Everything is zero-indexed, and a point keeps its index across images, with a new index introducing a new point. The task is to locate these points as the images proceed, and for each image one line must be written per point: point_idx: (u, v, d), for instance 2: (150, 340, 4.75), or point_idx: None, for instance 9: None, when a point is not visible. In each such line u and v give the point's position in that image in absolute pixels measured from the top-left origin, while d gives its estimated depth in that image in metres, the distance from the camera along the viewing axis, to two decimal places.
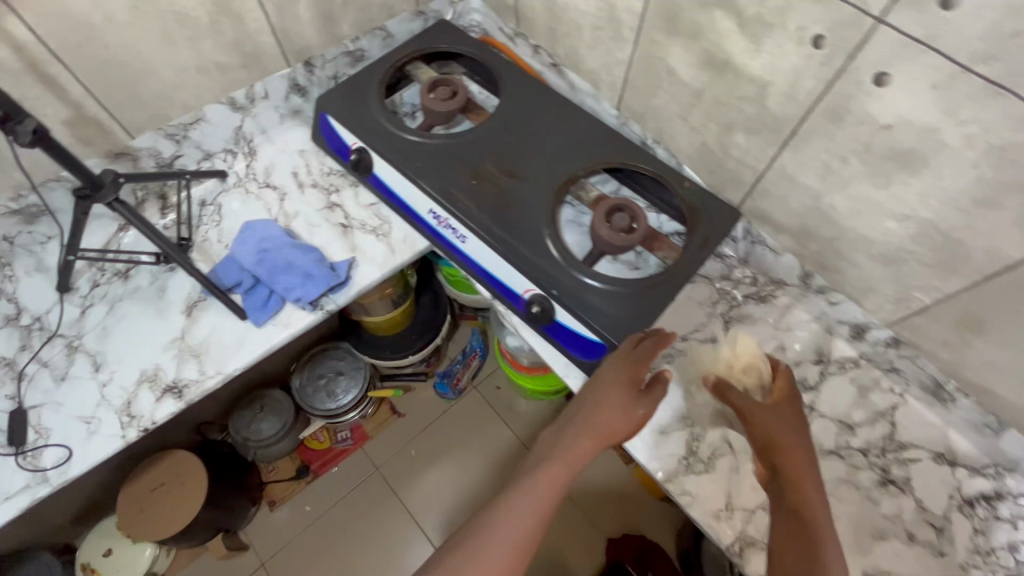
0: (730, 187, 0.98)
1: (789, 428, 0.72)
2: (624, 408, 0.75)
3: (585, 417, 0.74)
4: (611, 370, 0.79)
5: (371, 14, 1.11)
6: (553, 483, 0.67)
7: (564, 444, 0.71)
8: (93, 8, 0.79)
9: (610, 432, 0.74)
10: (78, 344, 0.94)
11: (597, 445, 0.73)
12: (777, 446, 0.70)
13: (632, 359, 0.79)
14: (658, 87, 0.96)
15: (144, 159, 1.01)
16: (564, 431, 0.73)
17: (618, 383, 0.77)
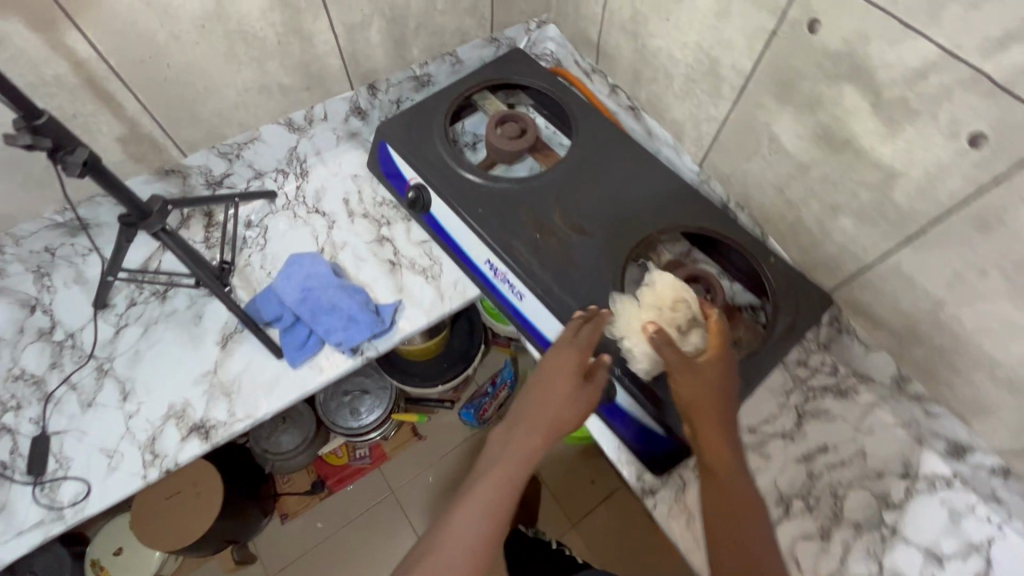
0: (823, 270, 0.87)
1: (722, 391, 0.67)
2: (571, 401, 0.68)
3: (529, 414, 0.67)
4: (556, 361, 0.70)
5: (443, 39, 1.04)
6: (499, 493, 0.62)
7: (509, 447, 0.65)
8: (160, 26, 0.73)
9: (560, 427, 0.67)
10: (108, 368, 0.90)
11: (547, 441, 0.66)
12: (710, 414, 0.65)
13: (573, 344, 0.71)
14: (755, 152, 0.86)
15: (193, 177, 0.96)
16: (509, 432, 0.67)
17: (564, 374, 0.69)
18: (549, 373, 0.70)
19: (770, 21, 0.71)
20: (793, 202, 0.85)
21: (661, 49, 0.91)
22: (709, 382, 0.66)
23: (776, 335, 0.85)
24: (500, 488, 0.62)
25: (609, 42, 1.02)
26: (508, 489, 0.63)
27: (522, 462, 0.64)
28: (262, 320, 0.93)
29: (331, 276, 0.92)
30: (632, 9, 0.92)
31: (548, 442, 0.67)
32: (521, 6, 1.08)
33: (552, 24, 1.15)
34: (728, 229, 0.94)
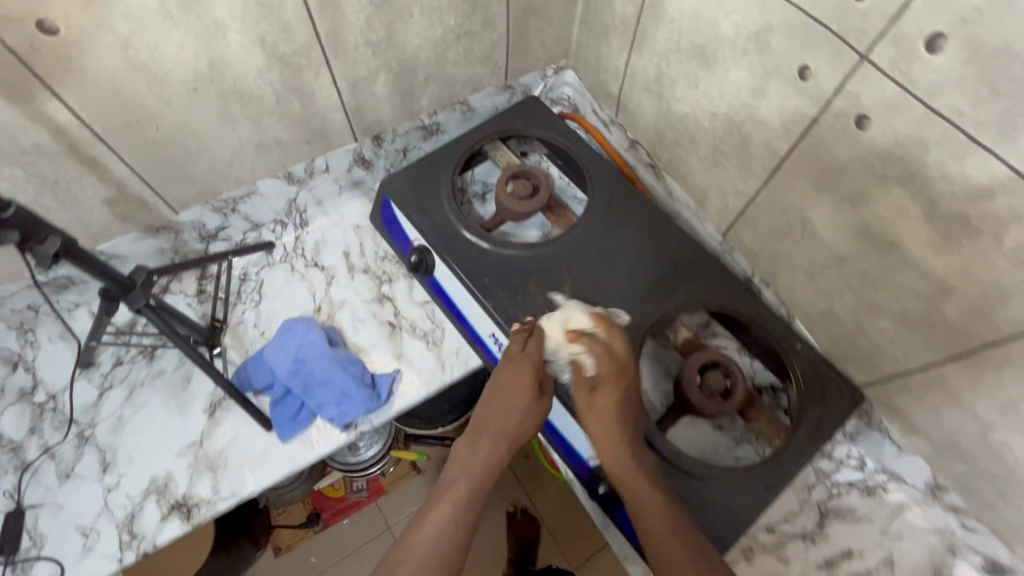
0: (856, 363, 0.80)
1: (629, 405, 0.69)
2: (534, 402, 0.69)
3: (484, 419, 0.69)
4: (513, 370, 0.71)
5: (454, 89, 0.98)
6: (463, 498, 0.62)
7: (471, 453, 0.66)
8: (148, 91, 0.68)
9: (520, 432, 0.69)
10: (89, 435, 0.86)
11: (509, 447, 0.67)
12: (617, 430, 0.68)
13: (525, 350, 0.72)
14: (786, 234, 0.79)
15: (186, 233, 0.91)
16: (469, 440, 0.68)
17: (522, 382, 0.70)
18: (506, 379, 0.70)
19: (813, 109, 0.64)
20: (825, 290, 0.78)
21: (688, 115, 0.84)
22: (607, 404, 0.68)
23: (802, 432, 0.80)
24: (464, 494, 0.63)
25: (631, 98, 0.95)
26: (472, 497, 0.63)
27: (485, 467, 0.65)
28: (253, 388, 0.88)
29: (326, 347, 0.87)
30: (657, 70, 0.85)
31: (512, 447, 0.68)
32: (538, 54, 1.02)
33: (570, 69, 1.09)
34: (751, 309, 0.87)
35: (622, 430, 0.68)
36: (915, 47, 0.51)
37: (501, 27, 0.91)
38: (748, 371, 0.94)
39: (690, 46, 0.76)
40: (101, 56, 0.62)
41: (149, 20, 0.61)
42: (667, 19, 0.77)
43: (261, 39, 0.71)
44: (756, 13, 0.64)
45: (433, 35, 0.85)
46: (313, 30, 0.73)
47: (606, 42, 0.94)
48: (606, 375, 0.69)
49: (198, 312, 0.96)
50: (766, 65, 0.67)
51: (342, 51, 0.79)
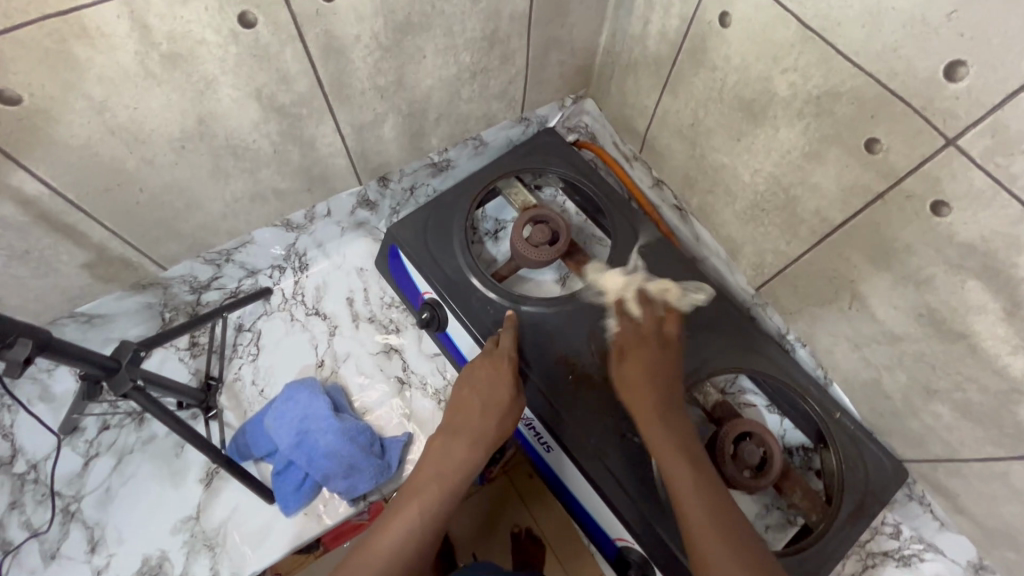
0: (901, 438, 0.75)
1: (659, 364, 0.74)
2: (507, 407, 0.71)
3: (462, 421, 0.70)
4: (485, 372, 0.73)
5: (467, 125, 0.90)
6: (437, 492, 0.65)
7: (443, 451, 0.68)
8: (129, 153, 0.60)
9: (495, 431, 0.70)
10: (75, 509, 0.79)
11: (481, 450, 0.69)
12: (644, 391, 0.70)
13: (496, 352, 0.76)
14: (831, 301, 0.73)
15: (175, 287, 0.84)
16: (446, 436, 0.70)
17: (499, 386, 0.72)
18: (477, 381, 0.73)
19: (877, 184, 0.57)
20: (871, 362, 0.72)
21: (726, 165, 0.77)
22: (631, 363, 0.73)
23: (844, 514, 0.74)
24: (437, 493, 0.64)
25: (659, 139, 0.88)
26: (450, 492, 0.65)
27: (460, 465, 0.67)
28: (253, 456, 0.82)
29: (331, 415, 0.81)
30: (692, 115, 0.78)
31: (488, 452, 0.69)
32: (557, 86, 0.94)
33: (590, 98, 1.00)
34: (788, 374, 0.81)
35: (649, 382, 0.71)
36: (1013, 142, 0.45)
37: (520, 61, 0.83)
38: (776, 430, 0.88)
39: (735, 98, 0.69)
40: (74, 122, 0.54)
41: (127, 82, 0.54)
42: (709, 65, 0.70)
43: (256, 91, 0.63)
44: (819, 77, 0.57)
45: (447, 74, 0.77)
46: (315, 80, 0.66)
47: (634, 78, 0.86)
48: (630, 340, 0.77)
49: (191, 369, 0.89)
50: (825, 131, 0.60)
51: (347, 97, 0.71)
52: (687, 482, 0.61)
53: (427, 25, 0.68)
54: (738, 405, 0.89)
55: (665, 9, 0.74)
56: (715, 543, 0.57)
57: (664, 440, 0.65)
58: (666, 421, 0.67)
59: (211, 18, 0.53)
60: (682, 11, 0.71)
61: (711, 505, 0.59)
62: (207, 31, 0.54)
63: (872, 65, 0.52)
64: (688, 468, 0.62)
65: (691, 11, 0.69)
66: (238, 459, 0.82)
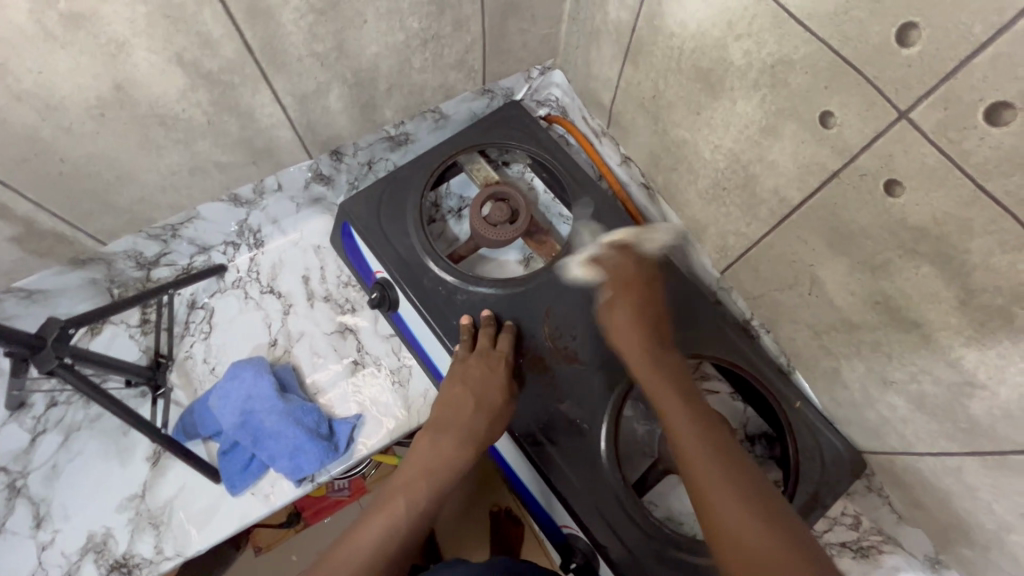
0: (859, 429, 0.72)
1: (642, 316, 0.69)
2: (497, 409, 0.71)
3: (451, 418, 0.69)
4: (474, 368, 0.72)
5: (423, 97, 0.86)
6: (421, 492, 0.64)
7: (430, 449, 0.67)
8: (43, 121, 0.57)
9: (485, 431, 0.69)
10: (21, 485, 0.78)
11: (470, 448, 0.68)
12: (625, 339, 0.68)
13: (492, 352, 0.74)
14: (791, 286, 0.70)
15: (119, 262, 0.81)
16: (433, 433, 0.69)
17: (492, 387, 0.71)
18: (471, 381, 0.72)
19: (833, 162, 0.53)
20: (830, 350, 0.69)
21: (687, 141, 0.73)
22: (619, 313, 0.70)
23: (796, 506, 0.71)
24: (424, 492, 0.64)
25: (624, 113, 0.84)
26: (434, 492, 0.64)
27: (446, 465, 0.66)
28: (200, 435, 0.81)
29: (276, 396, 0.79)
30: (654, 87, 0.73)
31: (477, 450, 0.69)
32: (520, 55, 0.89)
33: (559, 69, 0.96)
34: (749, 361, 0.78)
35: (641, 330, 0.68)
36: (966, 114, 0.42)
37: (475, 28, 0.79)
38: (739, 418, 0.86)
39: (693, 69, 0.64)
40: None
41: (25, 43, 0.50)
42: (667, 32, 0.65)
43: (176, 56, 0.59)
44: (772, 43, 0.53)
45: (393, 41, 0.73)
46: (244, 44, 0.62)
47: (597, 48, 0.81)
48: (625, 277, 0.74)
49: (142, 346, 0.87)
50: (780, 103, 0.56)
51: (283, 65, 0.67)
52: (693, 442, 0.56)
53: None
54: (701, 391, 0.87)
55: None
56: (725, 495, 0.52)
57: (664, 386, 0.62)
58: (659, 362, 0.64)
59: None
60: None
61: (732, 472, 0.53)
62: None
63: (825, 30, 0.48)
64: (699, 423, 0.57)
65: None
66: (184, 438, 0.81)
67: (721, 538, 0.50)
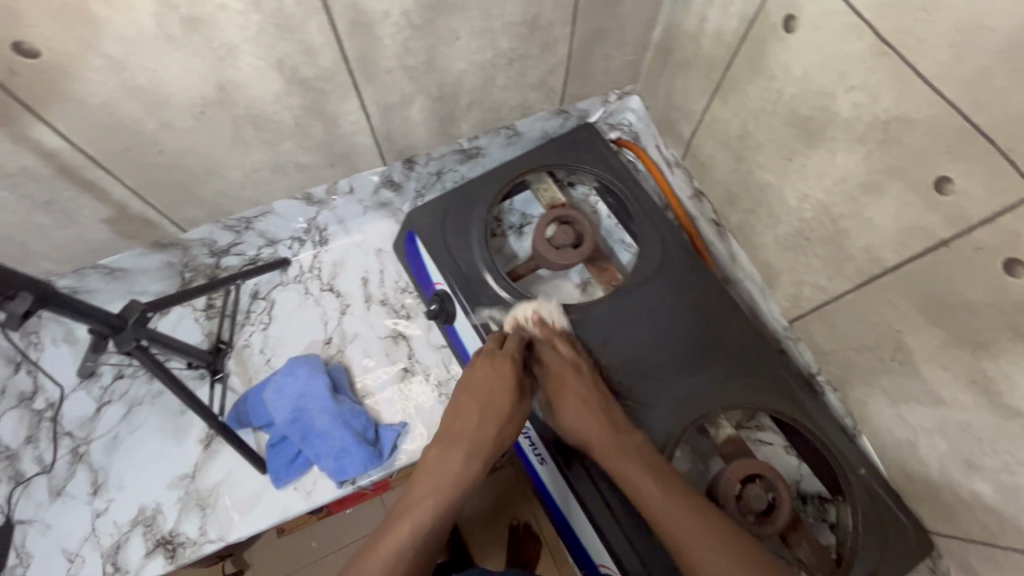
0: (931, 507, 0.68)
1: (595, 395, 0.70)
2: (505, 415, 0.70)
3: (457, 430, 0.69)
4: (479, 373, 0.71)
5: (500, 114, 0.86)
6: (431, 507, 0.63)
7: (437, 465, 0.66)
8: (147, 115, 0.60)
9: (492, 442, 0.69)
10: (83, 451, 0.82)
11: (478, 458, 0.67)
12: (586, 417, 0.69)
13: (496, 353, 0.73)
14: (871, 349, 0.66)
15: (194, 249, 0.84)
16: (441, 446, 0.68)
17: (500, 388, 0.70)
18: (478, 385, 0.71)
19: (944, 231, 0.50)
20: (908, 420, 0.65)
21: (772, 186, 0.70)
22: (571, 405, 0.70)
23: None
24: (429, 510, 0.62)
25: (703, 147, 0.81)
26: (440, 511, 0.63)
27: (454, 479, 0.65)
28: (251, 424, 0.83)
29: (327, 395, 0.80)
30: (741, 126, 0.71)
31: (485, 461, 0.68)
32: (601, 79, 0.88)
33: (637, 95, 0.94)
34: (809, 417, 0.76)
35: (597, 413, 0.69)
36: None
37: (562, 51, 0.78)
38: (793, 474, 0.83)
39: (790, 114, 0.62)
40: (92, 81, 0.54)
41: (145, 43, 0.52)
42: (766, 73, 0.63)
43: (278, 62, 0.61)
44: (889, 99, 0.50)
45: (482, 59, 0.73)
46: (341, 54, 0.63)
47: (683, 79, 0.79)
48: (557, 353, 0.74)
49: (204, 330, 0.90)
50: (888, 161, 0.53)
51: (373, 75, 0.68)
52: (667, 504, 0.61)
53: (461, 5, 0.64)
54: (753, 441, 0.85)
55: (725, 5, 0.66)
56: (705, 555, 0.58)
57: (634, 472, 0.64)
58: (623, 446, 0.66)
59: None
60: (744, 10, 0.63)
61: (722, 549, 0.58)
62: None
63: (956, 94, 0.45)
64: (661, 485, 0.63)
65: (753, 11, 0.62)
66: (236, 425, 0.83)
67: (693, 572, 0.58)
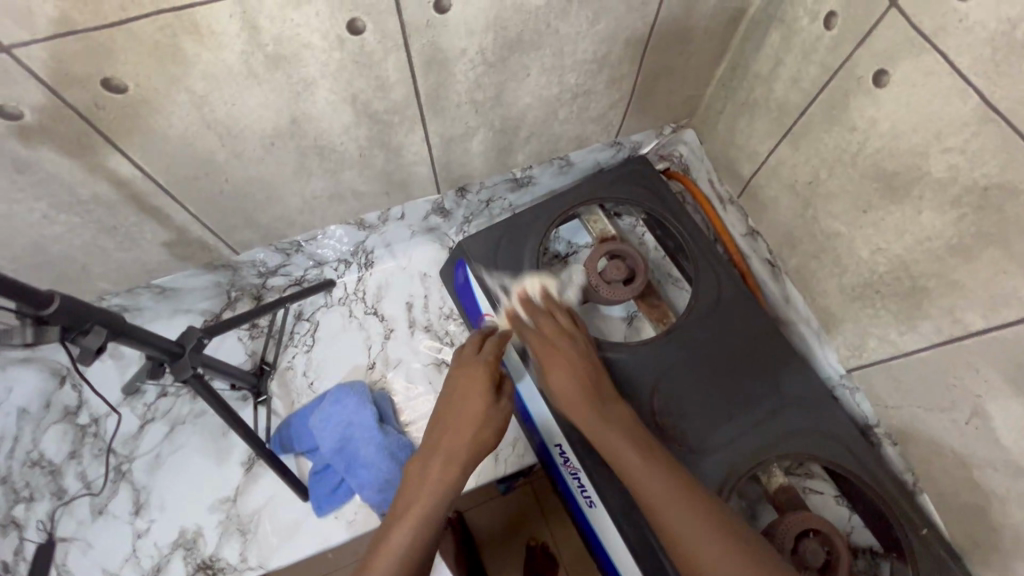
0: (1001, 574, 0.66)
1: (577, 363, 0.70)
2: (482, 417, 0.67)
3: (439, 437, 0.66)
4: (455, 381, 0.70)
5: (557, 145, 0.85)
6: (422, 516, 0.59)
7: (422, 474, 0.63)
8: (220, 146, 0.59)
9: (470, 446, 0.65)
10: (126, 470, 0.82)
11: (459, 467, 0.64)
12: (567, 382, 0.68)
13: (474, 359, 0.72)
14: (944, 409, 0.64)
15: (245, 270, 0.84)
16: (425, 455, 0.65)
17: (475, 393, 0.68)
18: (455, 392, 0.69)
19: None
20: (981, 484, 0.64)
21: (841, 235, 0.69)
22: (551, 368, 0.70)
23: None
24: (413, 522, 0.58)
25: (764, 189, 0.80)
26: (427, 523, 0.59)
27: (437, 487, 0.62)
28: (295, 449, 0.83)
29: (376, 426, 0.80)
30: (812, 173, 0.69)
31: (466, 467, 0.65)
32: (659, 113, 0.87)
33: (691, 129, 0.93)
34: (867, 470, 0.73)
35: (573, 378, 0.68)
36: None
37: (627, 87, 0.77)
38: (844, 527, 0.80)
39: (872, 167, 0.60)
40: (174, 115, 0.53)
41: (230, 79, 0.52)
42: (847, 125, 0.61)
43: (353, 96, 0.60)
44: (993, 166, 0.49)
45: (548, 94, 0.72)
46: (413, 90, 0.62)
47: (748, 119, 0.78)
48: (556, 346, 0.71)
49: (248, 350, 0.90)
50: (985, 227, 0.52)
51: (441, 109, 0.67)
52: (651, 483, 0.59)
53: (537, 44, 0.63)
54: (803, 490, 0.81)
55: (804, 52, 0.64)
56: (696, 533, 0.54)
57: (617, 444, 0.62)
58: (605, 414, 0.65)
59: (320, 23, 0.51)
60: (826, 59, 0.62)
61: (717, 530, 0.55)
62: (315, 35, 0.51)
63: None
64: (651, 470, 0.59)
65: (837, 61, 0.60)
66: (279, 450, 0.83)
67: (697, 570, 0.54)
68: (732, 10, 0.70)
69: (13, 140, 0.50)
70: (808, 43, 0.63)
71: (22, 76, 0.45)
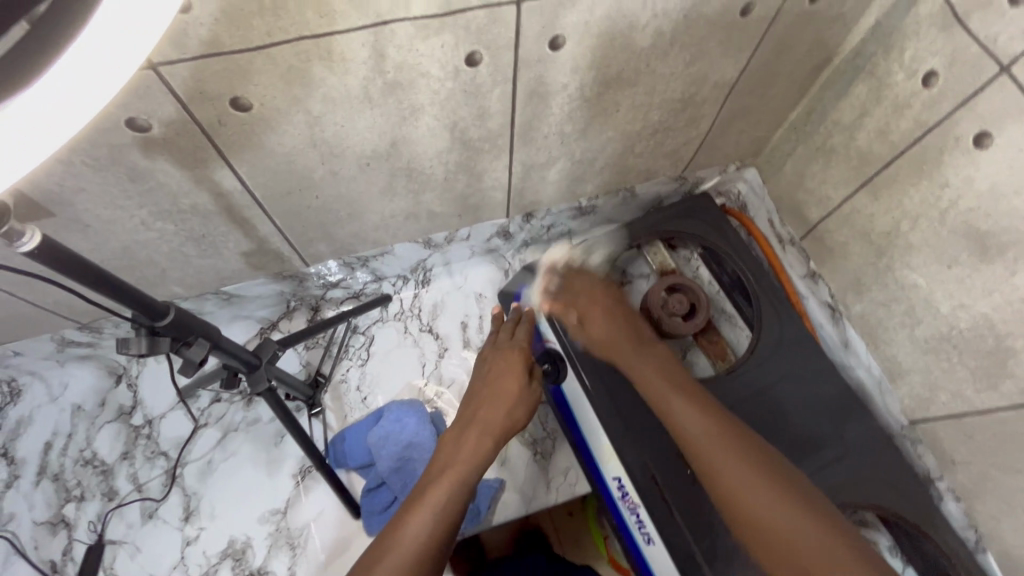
0: None
1: (618, 314, 0.75)
2: (515, 396, 0.69)
3: (473, 413, 0.68)
4: (489, 362, 0.74)
5: (626, 177, 0.85)
6: (454, 481, 0.60)
7: (455, 446, 0.65)
8: (321, 165, 0.60)
9: (503, 422, 0.67)
10: (177, 474, 0.82)
11: (492, 441, 0.65)
12: (613, 329, 0.73)
13: (508, 343, 0.75)
14: (1021, 470, 0.64)
15: (309, 281, 0.84)
16: (458, 428, 0.67)
17: (509, 372, 0.71)
18: (490, 372, 0.72)
19: None
20: None
21: (919, 287, 0.69)
22: (597, 317, 0.75)
23: None
24: (450, 485, 0.59)
25: (833, 234, 0.80)
26: (460, 490, 0.60)
27: (471, 457, 0.63)
28: (348, 465, 0.83)
29: (435, 446, 0.81)
30: (892, 224, 0.70)
31: (499, 443, 0.66)
32: (728, 152, 0.88)
33: (753, 167, 0.94)
34: (936, 528, 0.72)
35: (620, 332, 0.73)
36: None
37: (705, 126, 0.78)
38: None
39: (962, 225, 0.62)
40: (286, 133, 0.54)
41: (346, 103, 0.53)
42: (938, 182, 0.63)
43: (453, 124, 0.61)
44: None
45: (632, 130, 0.73)
46: (509, 120, 0.63)
47: (821, 164, 0.78)
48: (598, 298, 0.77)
49: (303, 361, 0.90)
50: None
51: (531, 139, 0.68)
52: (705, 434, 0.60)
53: (634, 82, 0.64)
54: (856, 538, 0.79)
55: (895, 107, 0.66)
56: (753, 484, 0.55)
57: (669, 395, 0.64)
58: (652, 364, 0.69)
59: (443, 54, 0.52)
60: (920, 115, 0.63)
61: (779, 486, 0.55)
62: (435, 65, 0.52)
63: None
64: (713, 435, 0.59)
65: (934, 119, 0.62)
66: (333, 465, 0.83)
67: (765, 525, 0.53)
68: (818, 59, 0.71)
69: (136, 150, 0.50)
70: (901, 98, 0.65)
71: (160, 92, 0.45)
